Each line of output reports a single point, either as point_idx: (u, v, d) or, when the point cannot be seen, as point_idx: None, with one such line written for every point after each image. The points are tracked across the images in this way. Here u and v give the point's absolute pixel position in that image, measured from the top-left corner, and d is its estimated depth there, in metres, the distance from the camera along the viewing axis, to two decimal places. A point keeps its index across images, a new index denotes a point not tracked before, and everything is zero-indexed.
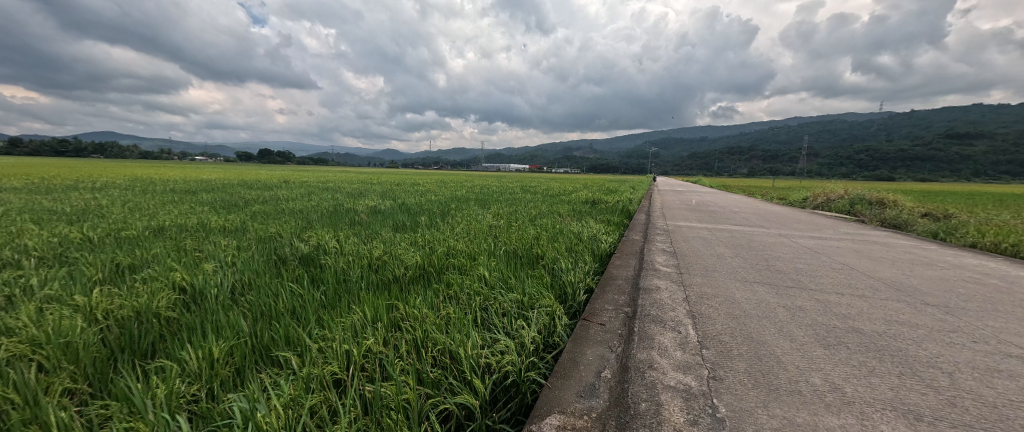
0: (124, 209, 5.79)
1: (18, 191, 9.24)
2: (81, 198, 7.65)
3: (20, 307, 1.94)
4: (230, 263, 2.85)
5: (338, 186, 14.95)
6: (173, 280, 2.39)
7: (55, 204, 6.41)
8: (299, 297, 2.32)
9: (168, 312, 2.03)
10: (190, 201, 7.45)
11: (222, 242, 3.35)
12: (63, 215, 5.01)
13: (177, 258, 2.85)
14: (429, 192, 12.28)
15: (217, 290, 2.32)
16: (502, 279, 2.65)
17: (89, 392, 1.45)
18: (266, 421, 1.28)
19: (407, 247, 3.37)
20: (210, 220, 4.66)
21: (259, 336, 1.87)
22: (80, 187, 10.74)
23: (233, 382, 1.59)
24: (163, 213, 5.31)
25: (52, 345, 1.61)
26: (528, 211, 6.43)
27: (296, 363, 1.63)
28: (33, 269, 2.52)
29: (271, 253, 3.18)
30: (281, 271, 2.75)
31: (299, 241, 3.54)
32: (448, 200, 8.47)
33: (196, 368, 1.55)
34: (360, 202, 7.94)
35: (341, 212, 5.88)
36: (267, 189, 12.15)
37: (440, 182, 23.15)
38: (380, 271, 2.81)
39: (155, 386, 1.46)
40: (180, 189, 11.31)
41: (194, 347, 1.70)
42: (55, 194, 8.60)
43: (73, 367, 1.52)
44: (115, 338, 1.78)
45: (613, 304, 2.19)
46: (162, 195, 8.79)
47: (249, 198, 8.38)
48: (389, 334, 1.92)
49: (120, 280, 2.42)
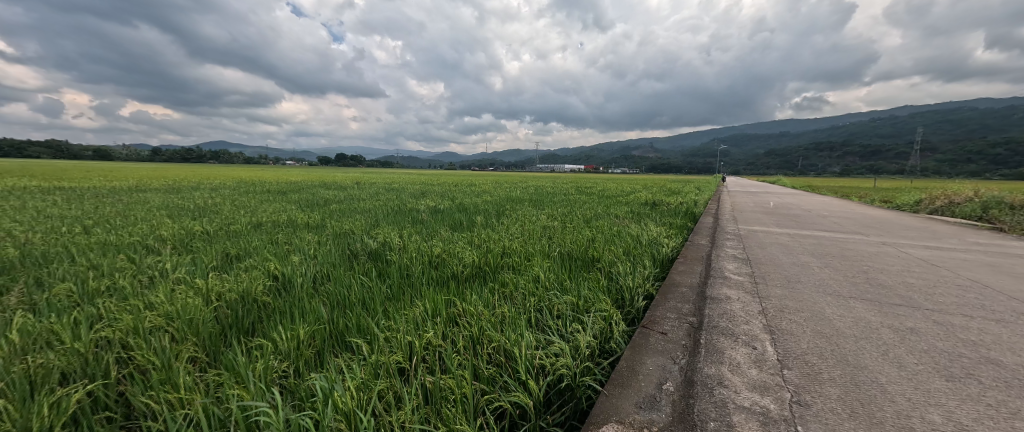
0: (232, 207, 6.82)
1: (162, 191, 11.47)
2: (202, 197, 9.20)
3: (160, 286, 2.38)
4: (312, 255, 3.19)
5: (401, 187, 15.99)
6: (268, 270, 2.75)
7: (183, 202, 7.74)
8: (368, 288, 2.53)
9: (263, 297, 2.34)
10: (280, 200, 8.51)
11: (306, 237, 3.78)
12: (189, 212, 6.05)
13: (272, 250, 3.28)
14: (484, 192, 12.59)
15: (301, 279, 2.62)
16: (557, 281, 2.64)
17: (206, 361, 1.73)
18: (341, 400, 1.41)
19: (464, 246, 3.50)
20: (297, 217, 5.29)
21: (336, 323, 2.08)
22: (198, 188, 12.83)
23: (315, 362, 1.78)
24: (260, 211, 6.14)
25: (181, 320, 1.95)
26: (582, 212, 6.29)
27: (366, 350, 1.77)
28: (170, 255, 3.08)
29: (346, 247, 3.51)
30: (353, 265, 3.02)
31: (369, 238, 3.86)
32: (503, 201, 8.65)
33: (285, 347, 1.76)
34: (422, 201, 8.44)
35: (405, 211, 6.30)
36: (343, 189, 13.49)
37: (495, 183, 23.62)
38: (440, 268, 2.96)
39: (254, 361, 1.69)
40: (273, 189, 12.99)
41: (284, 329, 1.95)
42: (186, 193, 10.50)
43: (195, 339, 1.83)
44: (225, 316, 2.10)
45: (675, 313, 2.06)
46: (261, 195, 10.22)
47: (329, 198, 9.38)
48: (447, 329, 2.01)
49: (228, 268, 2.84)
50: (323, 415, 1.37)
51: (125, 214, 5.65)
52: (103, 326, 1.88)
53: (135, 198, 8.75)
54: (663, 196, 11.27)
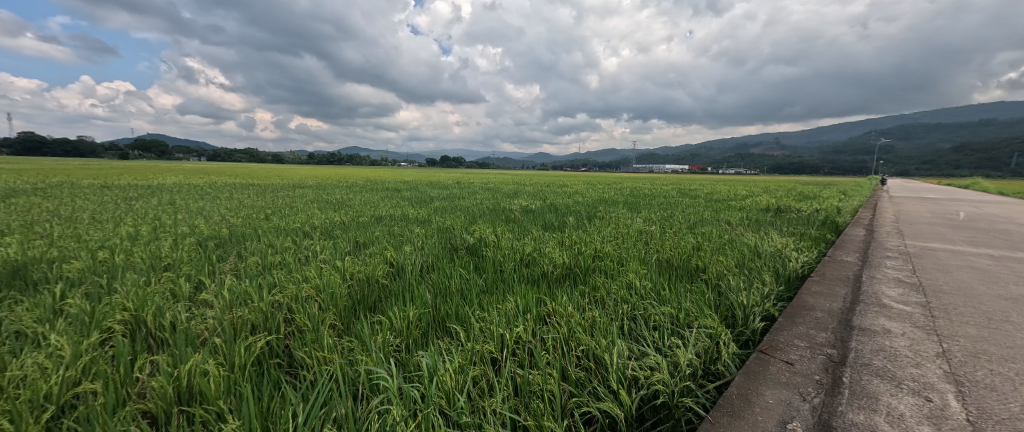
0: (361, 202, 8.13)
1: (314, 187, 14.34)
2: (340, 193, 11.16)
3: (312, 263, 2.98)
4: (420, 247, 3.60)
5: (495, 186, 16.86)
6: (387, 257, 3.20)
7: (327, 197, 9.54)
8: (467, 280, 2.75)
9: (382, 279, 2.73)
10: (396, 197, 9.79)
11: (416, 231, 4.27)
12: (330, 205, 7.40)
13: (390, 241, 3.80)
14: (575, 193, 12.40)
15: (411, 267, 2.98)
16: (655, 290, 2.45)
17: (341, 329, 2.09)
18: (442, 379, 1.57)
19: (555, 246, 3.52)
20: (409, 212, 6.01)
21: (438, 309, 2.31)
22: (338, 186, 15.63)
23: (421, 341, 2.01)
24: (381, 206, 7.17)
25: (325, 293, 2.42)
26: (685, 217, 5.71)
27: (463, 337, 1.93)
28: (319, 240, 3.83)
29: (448, 242, 3.86)
30: (454, 258, 3.31)
31: (466, 233, 4.18)
32: (595, 203, 8.40)
33: (398, 325, 2.03)
34: (515, 201, 8.74)
35: (499, 210, 6.61)
36: (446, 188, 14.84)
37: (587, 183, 23.09)
38: (531, 266, 3.04)
39: (375, 335, 1.98)
40: (391, 187, 15.05)
41: (398, 309, 2.24)
42: (331, 190, 12.88)
43: (334, 310, 2.24)
44: (355, 293, 2.52)
45: (806, 341, 1.72)
46: (382, 192, 11.92)
47: (434, 196, 10.43)
48: (537, 327, 2.06)
49: (358, 253, 3.40)
50: (428, 389, 1.54)
51: (290, 206, 7.22)
52: (276, 292, 2.44)
53: (296, 193, 11.07)
54: (790, 201, 9.51)
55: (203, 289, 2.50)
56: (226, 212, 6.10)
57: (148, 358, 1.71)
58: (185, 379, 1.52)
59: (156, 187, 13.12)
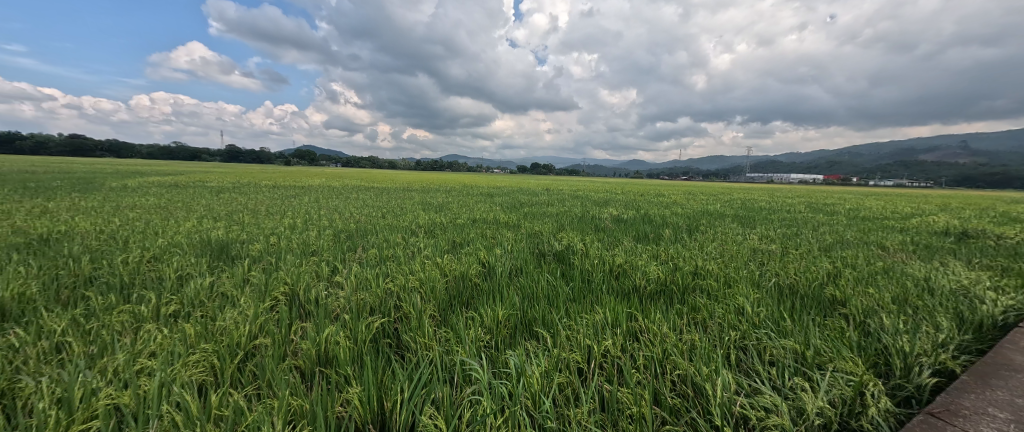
0: (457, 205, 8.83)
1: (418, 190, 16.12)
2: (440, 197, 12.31)
3: (417, 258, 3.35)
4: (510, 250, 3.75)
5: (584, 194, 16.52)
6: (480, 258, 3.42)
7: (430, 200, 10.62)
8: (554, 286, 2.76)
9: (475, 278, 2.93)
10: (488, 201, 10.36)
11: (507, 235, 4.45)
12: (433, 207, 8.22)
13: (483, 242, 4.04)
14: (672, 203, 11.39)
15: (501, 269, 3.12)
16: (773, 319, 2.11)
17: (439, 320, 2.30)
18: (529, 381, 1.60)
19: (649, 260, 3.30)
20: (500, 216, 6.31)
21: (525, 311, 2.36)
22: (437, 189, 17.27)
23: (509, 341, 2.08)
24: (475, 210, 7.68)
25: (426, 285, 2.70)
26: (816, 237, 4.78)
27: (550, 342, 1.94)
28: (423, 237, 4.29)
29: (536, 247, 3.93)
30: (541, 263, 3.36)
31: (554, 240, 4.21)
32: (696, 214, 7.61)
33: (489, 323, 2.15)
34: (604, 210, 8.45)
35: (588, 218, 6.49)
36: (534, 194, 15.17)
37: (686, 193, 21.05)
38: (621, 278, 2.91)
39: (468, 329, 2.13)
40: (483, 192, 15.99)
41: (489, 307, 2.38)
42: (432, 194, 14.31)
43: (434, 302, 2.48)
44: (451, 288, 2.75)
45: (1010, 412, 1.28)
46: (476, 197, 12.77)
47: (523, 201, 10.73)
48: (627, 342, 1.95)
49: (454, 251, 3.71)
50: (516, 388, 1.59)
51: (400, 206, 8.25)
52: (388, 281, 2.81)
53: (405, 196, 12.57)
54: (982, 224, 7.19)
55: (336, 273, 3.01)
56: (353, 210, 7.26)
57: (299, 325, 2.13)
58: (323, 346, 1.86)
59: (305, 187, 16.34)
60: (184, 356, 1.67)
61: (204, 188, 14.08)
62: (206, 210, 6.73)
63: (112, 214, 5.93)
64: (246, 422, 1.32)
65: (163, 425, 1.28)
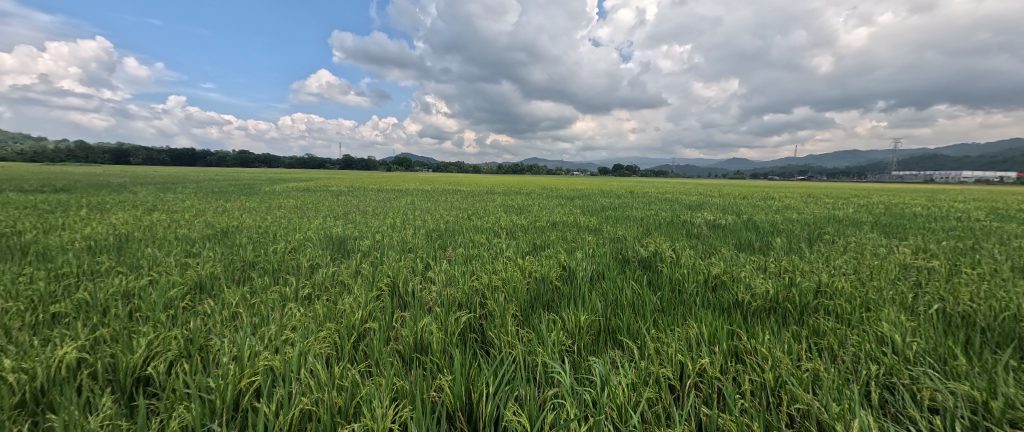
0: (537, 208, 8.95)
1: (500, 193, 16.77)
2: (520, 199, 12.60)
3: (500, 259, 3.48)
4: (592, 255, 3.65)
5: (672, 197, 15.26)
6: (561, 261, 3.41)
7: (511, 202, 10.95)
8: (639, 294, 2.61)
9: (556, 281, 2.93)
10: (568, 204, 10.26)
11: (589, 239, 4.35)
12: (514, 209, 8.47)
13: (564, 246, 4.02)
14: (784, 208, 9.82)
15: (583, 273, 3.06)
16: (936, 355, 1.66)
17: (521, 320, 2.35)
18: (615, 391, 1.53)
19: (755, 273, 2.89)
20: (581, 220, 6.21)
21: (608, 318, 2.27)
22: (518, 192, 17.76)
23: (592, 347, 2.03)
24: (555, 213, 7.69)
25: (508, 286, 2.78)
26: (1006, 253, 3.63)
27: (637, 354, 1.83)
28: (505, 239, 4.45)
29: (620, 252, 3.77)
30: (625, 270, 3.20)
31: (640, 246, 3.97)
32: (818, 221, 6.42)
33: (571, 327, 2.12)
34: (698, 214, 7.69)
35: (679, 223, 5.97)
36: (616, 197, 14.54)
37: (801, 196, 17.99)
38: (719, 291, 2.62)
39: (550, 331, 2.13)
40: (563, 195, 15.88)
41: (571, 311, 2.35)
42: (513, 196, 14.73)
43: (516, 302, 2.54)
44: (532, 289, 2.79)
45: None
46: (555, 199, 12.76)
47: (604, 204, 10.36)
48: (728, 363, 1.74)
49: (535, 254, 3.76)
50: (600, 397, 1.54)
51: (484, 208, 8.68)
52: (473, 279, 2.97)
53: (487, 199, 13.17)
54: None
55: (429, 269, 3.30)
56: (442, 211, 7.87)
57: (399, 314, 2.38)
58: (419, 335, 2.05)
59: (402, 191, 18.24)
60: (315, 332, 2.01)
61: (327, 191, 16.78)
62: (328, 210, 7.99)
63: (266, 212, 7.46)
64: (361, 394, 1.54)
65: (301, 387, 1.55)
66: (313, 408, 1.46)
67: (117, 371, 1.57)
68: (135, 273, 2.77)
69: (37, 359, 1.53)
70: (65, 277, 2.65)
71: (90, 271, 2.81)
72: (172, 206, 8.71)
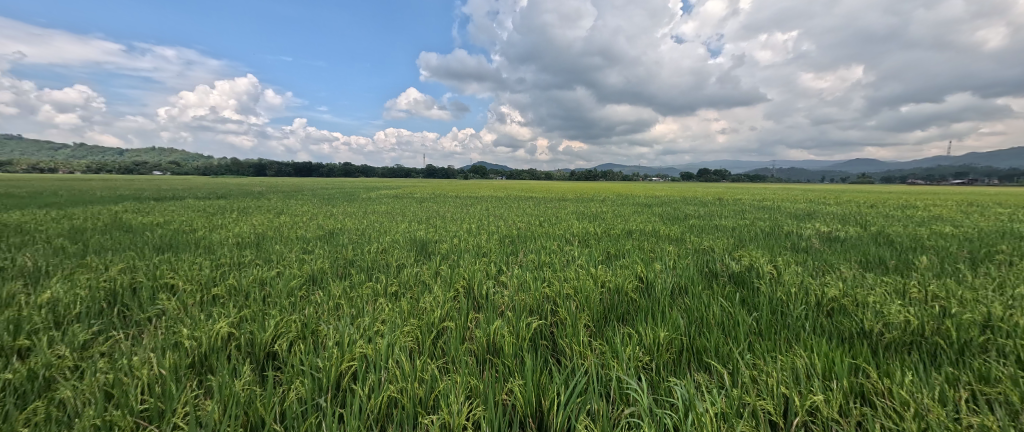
0: (612, 215, 8.61)
1: (572, 200, 16.58)
2: (593, 206, 12.27)
3: (571, 267, 3.42)
4: (673, 266, 3.38)
5: (772, 204, 13.34)
6: (637, 271, 3.22)
7: (583, 209, 10.75)
8: (730, 313, 2.33)
9: (632, 293, 2.77)
10: (646, 212, 9.68)
11: (669, 249, 4.04)
12: (586, 217, 8.28)
13: (641, 255, 3.79)
14: (932, 219, 7.87)
15: (662, 286, 2.84)
16: None
17: (594, 330, 2.27)
18: (701, 418, 1.38)
19: (890, 298, 2.35)
20: (660, 228, 5.80)
21: (692, 337, 2.06)
22: (591, 199, 17.35)
23: (673, 367, 1.86)
24: (630, 220, 7.30)
25: (580, 294, 2.72)
26: None
27: (728, 380, 1.63)
28: (577, 247, 4.36)
29: (706, 265, 3.42)
30: (713, 285, 2.88)
31: (731, 259, 3.54)
32: (987, 237, 5.01)
33: (648, 342, 1.98)
34: (806, 224, 6.60)
35: (781, 234, 5.20)
36: (702, 205, 13.24)
37: (959, 204, 14.25)
38: (837, 316, 2.20)
39: (625, 346, 2.01)
40: (639, 202, 15.01)
41: (649, 326, 2.19)
42: (586, 203, 14.38)
43: (588, 311, 2.47)
44: (605, 300, 2.68)
45: None
46: (631, 206, 12.12)
47: (688, 212, 9.53)
48: (850, 404, 1.44)
49: (609, 263, 3.62)
50: (682, 423, 1.40)
51: (555, 215, 8.66)
52: (545, 286, 2.96)
53: (559, 205, 13.08)
54: None
55: (501, 273, 3.39)
56: (515, 217, 8.07)
57: (473, 315, 2.48)
58: (492, 337, 2.12)
59: (476, 198, 19.12)
60: (401, 327, 2.21)
61: (413, 198, 18.47)
62: (413, 215, 8.78)
63: (363, 216, 8.50)
64: (439, 389, 1.64)
65: (389, 376, 1.71)
66: (398, 395, 1.60)
67: (254, 345, 1.92)
68: (267, 266, 3.38)
69: (203, 330, 1.95)
70: (222, 267, 3.35)
71: (238, 263, 3.51)
72: (294, 210, 10.45)
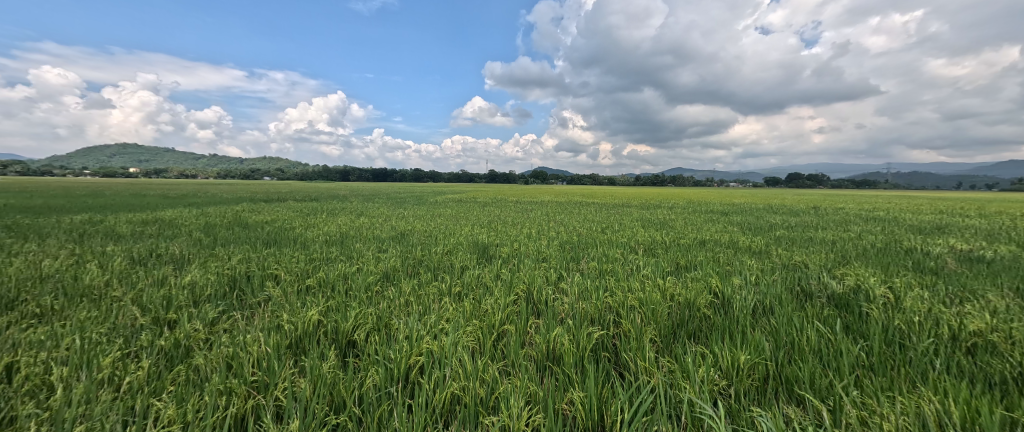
0: (682, 223, 8.04)
1: (636, 206, 15.84)
2: (660, 213, 11.59)
3: (636, 277, 3.25)
4: (755, 282, 3.03)
5: (884, 215, 11.31)
6: (711, 286, 2.95)
7: (649, 216, 10.20)
8: (830, 340, 2.01)
9: (705, 309, 2.54)
10: (722, 221, 8.84)
11: (751, 263, 3.63)
12: (653, 224, 7.83)
13: (716, 268, 3.47)
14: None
15: (741, 303, 2.56)
16: None
17: (661, 346, 2.13)
18: None
19: None
20: (740, 239, 5.25)
21: (780, 364, 1.82)
22: (658, 206, 16.39)
23: (756, 396, 1.65)
24: (703, 230, 6.71)
25: (646, 307, 2.56)
26: None
27: (827, 419, 1.40)
28: (643, 256, 4.12)
29: (797, 283, 3.01)
30: (806, 306, 2.52)
31: (831, 278, 3.05)
32: None
33: (725, 365, 1.79)
34: (935, 239, 5.45)
35: (898, 250, 4.37)
36: (792, 214, 11.70)
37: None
38: (982, 356, 1.78)
39: (698, 366, 1.85)
40: (713, 210, 13.76)
41: (727, 346, 1.98)
42: (652, 210, 13.63)
43: (655, 326, 2.31)
44: (675, 314, 2.49)
45: None
46: (703, 214, 11.20)
47: (773, 222, 8.50)
48: None
49: (679, 274, 3.36)
50: None
51: (619, 222, 8.34)
52: (607, 295, 2.85)
53: (622, 211, 12.55)
54: None
55: (562, 280, 3.35)
56: (576, 223, 7.95)
57: (533, 321, 2.48)
58: (551, 344, 2.10)
59: (536, 203, 19.14)
60: (464, 326, 2.29)
61: (475, 202, 19.20)
62: (476, 219, 9.12)
63: (431, 219, 9.04)
64: (499, 390, 1.67)
65: (453, 373, 1.79)
66: (460, 392, 1.65)
67: (338, 333, 2.15)
68: (349, 262, 3.76)
69: (299, 316, 2.23)
70: (314, 261, 3.80)
71: (327, 258, 3.97)
72: (371, 212, 11.50)
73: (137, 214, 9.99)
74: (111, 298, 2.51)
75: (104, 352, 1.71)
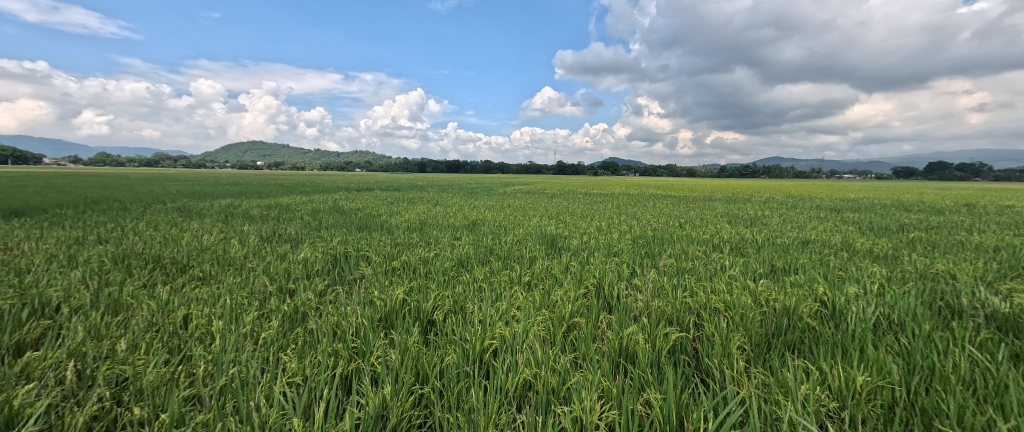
0: (779, 220, 7.07)
1: (719, 200, 14.40)
2: (750, 208, 10.34)
3: (721, 277, 2.96)
4: (879, 293, 2.55)
5: None
6: (817, 293, 2.56)
7: (736, 211, 9.19)
8: (988, 369, 1.61)
9: (810, 319, 2.21)
10: (831, 218, 7.57)
11: (872, 269, 3.06)
12: (741, 220, 7.03)
13: (823, 273, 3.00)
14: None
15: (859, 316, 2.17)
16: None
17: (752, 355, 1.92)
18: None
19: None
20: (857, 240, 4.45)
21: (912, 390, 1.51)
22: (746, 200, 14.69)
23: (877, 425, 1.40)
24: (806, 228, 5.83)
25: (734, 311, 2.32)
26: None
27: None
28: (729, 255, 3.73)
29: (940, 298, 2.45)
30: (953, 326, 2.04)
31: (993, 294, 2.43)
32: None
33: (836, 384, 1.55)
34: None
35: None
36: (932, 212, 9.52)
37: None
38: None
39: (800, 382, 1.63)
40: (819, 205, 11.87)
41: (839, 364, 1.71)
42: (740, 204, 12.25)
43: (746, 333, 2.08)
44: (770, 322, 2.22)
45: None
46: (806, 211, 9.71)
47: (904, 222, 7.03)
48: None
49: (774, 278, 2.98)
50: None
51: (700, 217, 7.66)
52: (686, 295, 2.65)
53: (701, 205, 11.49)
54: None
55: (635, 276, 3.20)
56: (650, 217, 7.51)
57: (605, 316, 2.42)
58: (625, 341, 2.02)
59: (605, 195, 18.47)
60: (535, 316, 2.32)
61: (543, 193, 19.24)
62: (544, 210, 9.15)
63: (501, 210, 9.30)
64: (571, 382, 1.67)
65: (524, 359, 1.83)
66: (532, 380, 1.69)
67: (420, 312, 2.33)
68: (428, 247, 4.05)
69: (387, 295, 2.47)
70: (398, 245, 4.18)
71: (409, 243, 4.33)
72: (445, 201, 12.26)
73: (263, 200, 12.04)
74: (249, 268, 3.07)
75: (246, 311, 2.10)
